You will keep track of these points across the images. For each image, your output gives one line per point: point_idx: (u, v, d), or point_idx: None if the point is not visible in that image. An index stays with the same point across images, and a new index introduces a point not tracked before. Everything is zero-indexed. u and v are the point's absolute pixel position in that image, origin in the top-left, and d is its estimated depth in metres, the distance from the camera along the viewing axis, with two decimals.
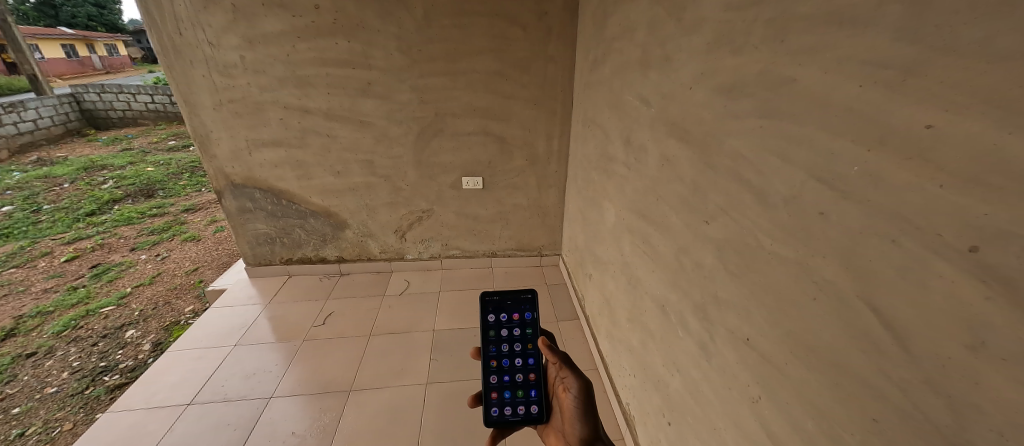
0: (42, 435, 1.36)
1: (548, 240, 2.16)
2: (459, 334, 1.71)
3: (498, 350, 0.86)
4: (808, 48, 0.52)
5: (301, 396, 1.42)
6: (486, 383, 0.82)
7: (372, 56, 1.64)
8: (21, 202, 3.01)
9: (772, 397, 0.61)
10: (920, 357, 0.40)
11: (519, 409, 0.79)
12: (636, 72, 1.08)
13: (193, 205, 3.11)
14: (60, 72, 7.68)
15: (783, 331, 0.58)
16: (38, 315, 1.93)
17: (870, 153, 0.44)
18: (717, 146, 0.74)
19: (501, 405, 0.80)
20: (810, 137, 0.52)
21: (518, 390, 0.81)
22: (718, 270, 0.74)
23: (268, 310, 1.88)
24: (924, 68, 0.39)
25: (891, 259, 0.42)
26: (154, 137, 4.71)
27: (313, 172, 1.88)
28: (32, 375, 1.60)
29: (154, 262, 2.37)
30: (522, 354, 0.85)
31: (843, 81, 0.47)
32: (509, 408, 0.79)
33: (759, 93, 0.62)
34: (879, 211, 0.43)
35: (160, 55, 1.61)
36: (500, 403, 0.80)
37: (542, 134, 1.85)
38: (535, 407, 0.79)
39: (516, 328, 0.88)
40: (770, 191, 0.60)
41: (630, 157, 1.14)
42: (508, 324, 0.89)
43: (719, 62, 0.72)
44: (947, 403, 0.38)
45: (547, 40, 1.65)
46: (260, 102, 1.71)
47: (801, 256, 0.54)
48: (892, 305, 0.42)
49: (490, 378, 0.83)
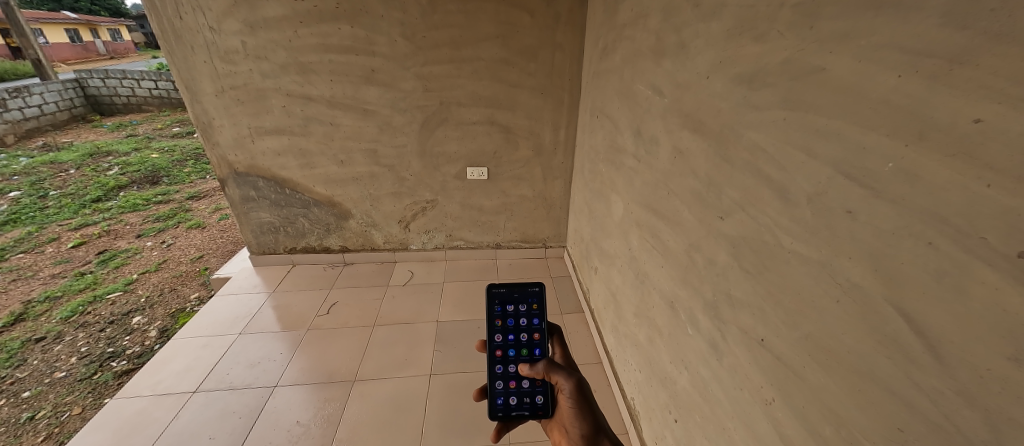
0: (52, 418, 1.37)
1: (553, 232, 2.14)
2: (463, 326, 1.70)
3: (503, 339, 0.85)
4: (840, 34, 0.49)
5: (305, 385, 1.42)
6: (490, 364, 0.82)
7: (375, 42, 1.61)
8: (28, 187, 3.02)
9: (787, 400, 0.59)
10: (954, 367, 0.37)
11: (525, 400, 0.78)
12: (649, 60, 1.04)
13: (197, 192, 3.11)
14: (64, 57, 7.65)
15: (802, 334, 0.56)
16: (46, 299, 1.95)
17: (906, 148, 0.41)
18: (734, 139, 0.71)
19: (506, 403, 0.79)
20: (838, 131, 0.49)
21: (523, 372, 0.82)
22: (731, 268, 0.72)
23: (273, 299, 1.89)
24: (974, 57, 0.36)
25: (926, 262, 0.40)
26: (158, 123, 4.70)
27: (316, 161, 1.86)
28: (41, 360, 1.62)
29: (159, 249, 2.37)
30: (528, 337, 0.85)
31: (879, 70, 0.44)
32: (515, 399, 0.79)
33: (782, 83, 0.59)
34: (914, 210, 0.40)
35: (160, 40, 1.58)
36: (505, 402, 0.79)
37: (548, 124, 1.81)
38: (540, 397, 0.78)
39: (522, 315, 0.87)
40: (792, 187, 0.57)
41: (640, 149, 1.11)
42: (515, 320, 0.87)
43: (739, 50, 0.69)
44: (984, 417, 0.35)
45: (555, 27, 1.60)
46: (263, 89, 1.68)
47: (823, 257, 0.52)
48: (923, 310, 0.40)
49: (495, 369, 0.82)
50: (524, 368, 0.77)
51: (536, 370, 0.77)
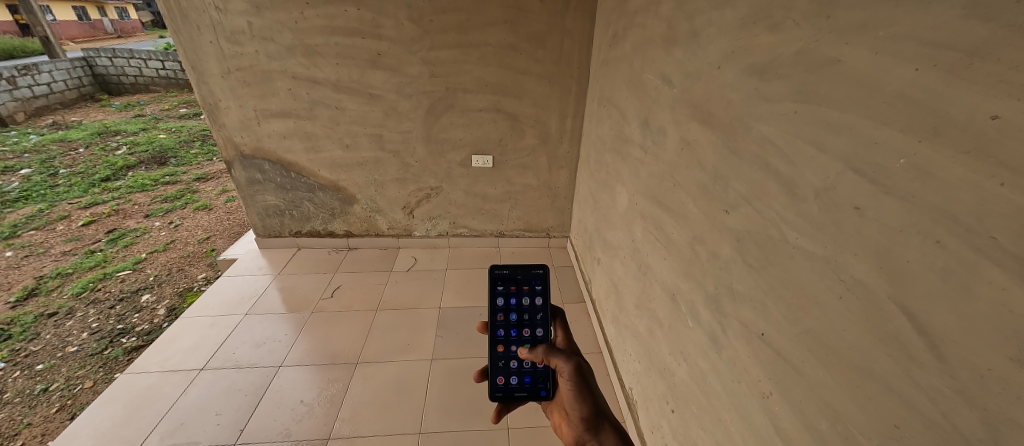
0: (65, 391, 1.42)
1: (556, 222, 2.14)
2: (465, 312, 1.72)
3: (504, 318, 0.86)
4: (857, 25, 0.48)
5: (309, 366, 1.45)
6: (491, 344, 0.83)
7: (382, 25, 1.59)
8: (38, 166, 3.05)
9: (784, 394, 0.60)
10: (955, 366, 0.37)
11: (525, 376, 0.80)
12: (659, 48, 1.02)
13: (204, 173, 3.13)
14: (72, 36, 7.59)
15: (802, 329, 0.56)
16: (58, 275, 1.99)
17: (920, 144, 0.40)
18: (742, 131, 0.70)
19: (505, 371, 0.81)
20: (851, 124, 0.48)
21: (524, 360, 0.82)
22: (735, 262, 0.72)
23: (278, 281, 1.91)
24: (995, 51, 0.34)
25: (933, 261, 0.39)
26: (166, 104, 4.70)
27: (322, 144, 1.85)
28: (54, 335, 1.66)
29: (167, 229, 2.40)
30: (530, 319, 0.85)
31: (896, 64, 0.42)
32: (514, 371, 0.80)
33: (794, 74, 0.58)
34: (923, 207, 0.40)
35: (168, 19, 1.57)
36: (505, 370, 0.81)
37: (554, 112, 1.79)
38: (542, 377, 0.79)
39: (524, 296, 0.88)
40: (800, 181, 0.57)
41: (647, 139, 1.10)
42: (516, 294, 0.88)
43: (753, 40, 0.67)
44: (982, 417, 0.35)
45: (565, 12, 1.57)
46: (268, 71, 1.68)
47: (828, 253, 0.52)
48: (927, 309, 0.40)
49: (496, 347, 0.84)
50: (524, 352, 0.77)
51: (535, 353, 0.77)
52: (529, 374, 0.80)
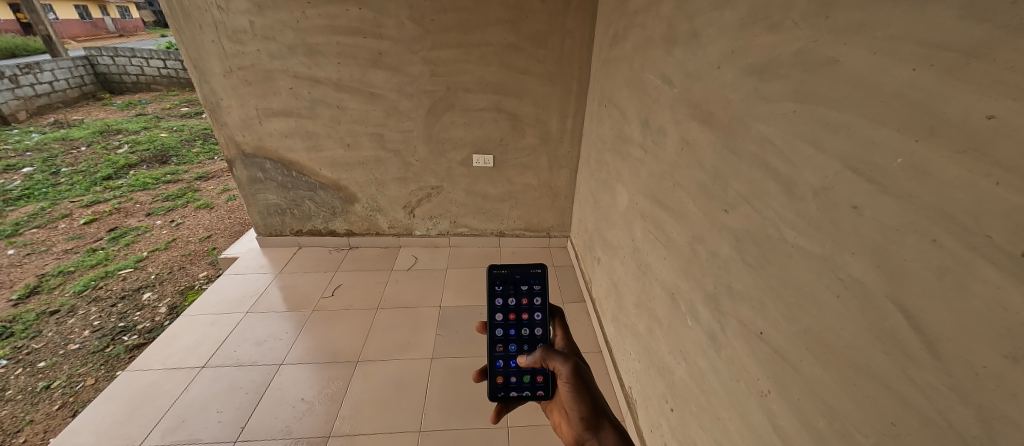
0: (66, 388, 1.43)
1: (556, 222, 2.14)
2: (465, 311, 1.72)
3: (504, 318, 0.86)
4: (855, 25, 0.48)
5: (310, 364, 1.46)
6: (490, 341, 0.84)
7: (383, 25, 1.59)
8: (40, 164, 3.06)
9: (782, 392, 0.60)
10: (951, 364, 0.38)
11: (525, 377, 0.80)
12: (659, 48, 1.03)
13: (205, 172, 3.13)
14: (74, 35, 7.59)
15: (799, 328, 0.57)
16: (60, 274, 1.99)
17: (917, 144, 0.40)
18: (741, 130, 0.70)
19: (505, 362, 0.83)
20: (849, 124, 0.49)
21: (523, 362, 0.82)
22: (734, 261, 0.72)
23: (279, 279, 1.92)
24: (990, 51, 0.35)
25: (930, 259, 0.40)
26: (166, 103, 4.70)
27: (323, 143, 1.86)
28: (55, 332, 1.67)
29: (169, 228, 2.41)
30: (529, 316, 0.86)
31: (894, 64, 0.43)
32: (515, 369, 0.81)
33: (793, 74, 0.58)
34: (920, 206, 0.40)
35: (170, 18, 1.58)
36: (505, 358, 0.83)
37: (555, 112, 1.79)
38: (541, 379, 0.79)
39: (522, 295, 0.88)
40: (798, 181, 0.57)
41: (647, 139, 1.10)
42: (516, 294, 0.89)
43: (752, 40, 0.67)
44: (977, 414, 0.35)
45: (566, 13, 1.58)
46: (269, 70, 1.68)
47: (826, 251, 0.52)
48: (923, 307, 0.40)
49: (495, 345, 0.84)
50: (523, 358, 0.77)
51: (533, 358, 0.77)
52: (529, 376, 0.80)
